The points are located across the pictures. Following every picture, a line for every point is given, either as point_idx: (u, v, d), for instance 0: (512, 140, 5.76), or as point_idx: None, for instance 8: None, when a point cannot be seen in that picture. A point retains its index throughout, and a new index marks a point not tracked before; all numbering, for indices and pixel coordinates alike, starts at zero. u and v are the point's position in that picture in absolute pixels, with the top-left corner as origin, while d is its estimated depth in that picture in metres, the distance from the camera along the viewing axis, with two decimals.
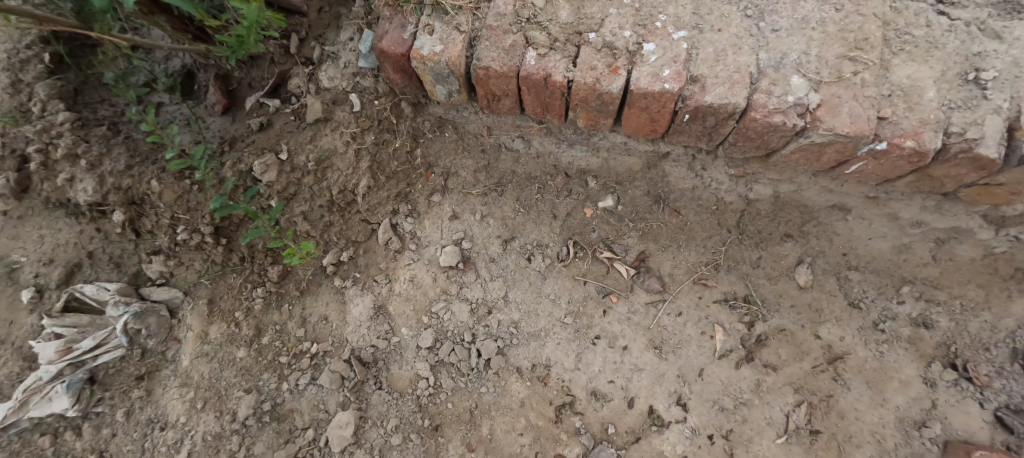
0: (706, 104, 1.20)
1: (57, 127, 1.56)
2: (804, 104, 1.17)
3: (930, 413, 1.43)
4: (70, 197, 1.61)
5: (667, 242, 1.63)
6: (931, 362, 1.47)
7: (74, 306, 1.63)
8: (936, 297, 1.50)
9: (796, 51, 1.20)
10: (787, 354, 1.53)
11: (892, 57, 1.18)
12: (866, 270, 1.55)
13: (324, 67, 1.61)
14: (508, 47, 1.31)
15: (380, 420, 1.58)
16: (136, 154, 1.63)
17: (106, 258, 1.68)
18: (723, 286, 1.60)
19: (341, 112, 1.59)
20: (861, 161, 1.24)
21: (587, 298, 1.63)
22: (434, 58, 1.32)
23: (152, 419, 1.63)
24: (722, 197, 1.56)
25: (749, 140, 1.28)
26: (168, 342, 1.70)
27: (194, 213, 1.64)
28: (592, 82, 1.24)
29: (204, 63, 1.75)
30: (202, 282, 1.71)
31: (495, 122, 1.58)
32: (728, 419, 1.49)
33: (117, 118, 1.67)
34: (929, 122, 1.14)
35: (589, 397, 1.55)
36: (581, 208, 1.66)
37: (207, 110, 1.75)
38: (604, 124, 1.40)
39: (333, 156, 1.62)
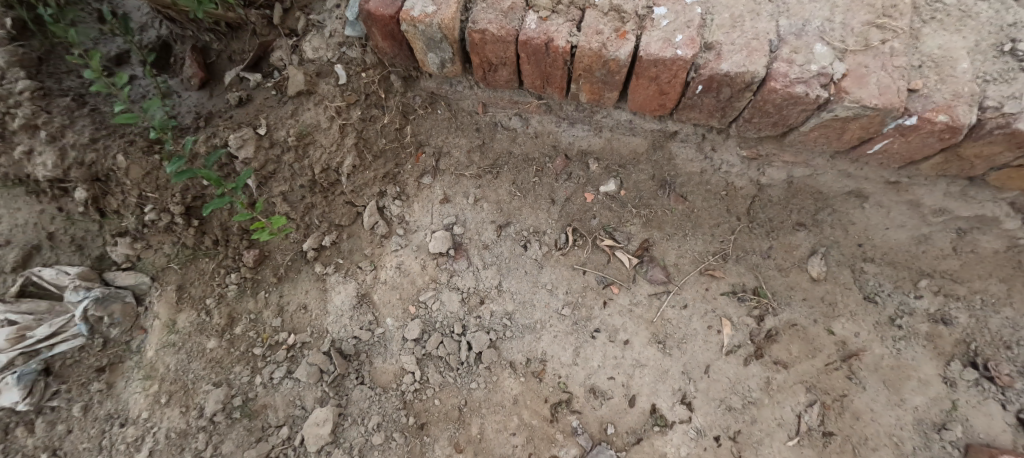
0: (722, 73, 1.11)
1: (15, 96, 1.38)
2: (829, 74, 1.09)
3: (951, 415, 1.32)
4: (27, 172, 1.45)
5: (673, 230, 1.53)
6: (950, 361, 1.37)
7: (31, 291, 1.50)
8: (955, 292, 1.40)
9: (819, 18, 1.13)
10: (799, 351, 1.42)
11: (922, 26, 1.11)
12: (882, 262, 1.45)
13: (308, 37, 1.48)
14: (506, 9, 1.21)
15: (361, 417, 1.45)
16: (102, 127, 1.46)
17: (67, 240, 1.54)
18: (731, 277, 1.50)
19: (325, 85, 1.47)
20: (886, 139, 1.15)
21: (586, 288, 1.52)
22: (425, 21, 1.22)
23: (112, 415, 1.48)
24: (732, 182, 1.47)
25: (767, 115, 1.19)
26: (133, 332, 1.56)
27: (164, 192, 1.49)
28: (598, 47, 1.15)
29: (180, 34, 1.61)
30: (171, 267, 1.58)
31: (491, 97, 1.48)
32: (737, 419, 1.39)
33: (84, 89, 1.49)
34: (962, 95, 1.06)
35: (588, 395, 1.43)
36: (581, 193, 1.56)
37: (182, 84, 1.60)
38: (609, 98, 1.30)
39: (316, 131, 1.50)
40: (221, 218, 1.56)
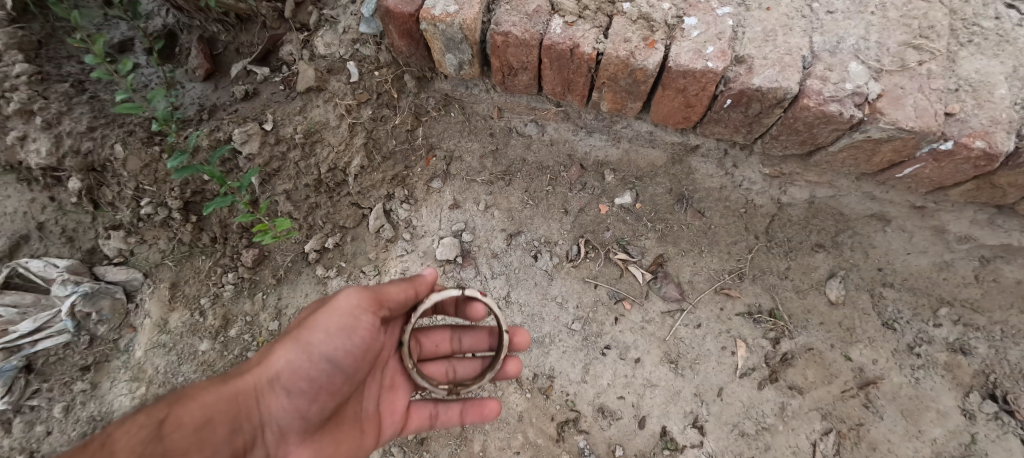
0: (753, 88, 1.08)
1: (11, 80, 1.32)
2: (863, 94, 1.06)
3: (970, 449, 1.27)
4: (20, 159, 1.39)
5: (688, 247, 1.48)
6: (969, 392, 1.31)
7: (16, 283, 1.43)
8: (975, 322, 1.36)
9: (854, 36, 1.10)
10: (815, 376, 1.37)
11: (960, 49, 1.08)
12: (902, 288, 1.41)
13: (320, 33, 1.43)
14: (531, 13, 1.17)
15: None
16: (101, 115, 1.39)
17: (57, 231, 1.47)
18: (747, 297, 1.45)
19: (336, 82, 1.42)
20: (918, 163, 1.12)
21: (597, 303, 1.47)
22: (446, 20, 1.18)
23: (94, 417, 1.42)
24: (752, 199, 1.44)
25: (795, 133, 1.16)
26: (122, 330, 1.49)
27: (162, 185, 1.43)
28: (625, 56, 1.11)
29: (187, 24, 1.55)
30: (165, 264, 1.52)
31: (507, 102, 1.44)
32: (750, 445, 1.33)
33: (84, 76, 1.42)
34: (1000, 121, 1.03)
35: (596, 414, 1.37)
36: (595, 204, 1.52)
37: (187, 75, 1.54)
38: (631, 108, 1.27)
39: (324, 129, 1.44)
40: (220, 215, 1.50)
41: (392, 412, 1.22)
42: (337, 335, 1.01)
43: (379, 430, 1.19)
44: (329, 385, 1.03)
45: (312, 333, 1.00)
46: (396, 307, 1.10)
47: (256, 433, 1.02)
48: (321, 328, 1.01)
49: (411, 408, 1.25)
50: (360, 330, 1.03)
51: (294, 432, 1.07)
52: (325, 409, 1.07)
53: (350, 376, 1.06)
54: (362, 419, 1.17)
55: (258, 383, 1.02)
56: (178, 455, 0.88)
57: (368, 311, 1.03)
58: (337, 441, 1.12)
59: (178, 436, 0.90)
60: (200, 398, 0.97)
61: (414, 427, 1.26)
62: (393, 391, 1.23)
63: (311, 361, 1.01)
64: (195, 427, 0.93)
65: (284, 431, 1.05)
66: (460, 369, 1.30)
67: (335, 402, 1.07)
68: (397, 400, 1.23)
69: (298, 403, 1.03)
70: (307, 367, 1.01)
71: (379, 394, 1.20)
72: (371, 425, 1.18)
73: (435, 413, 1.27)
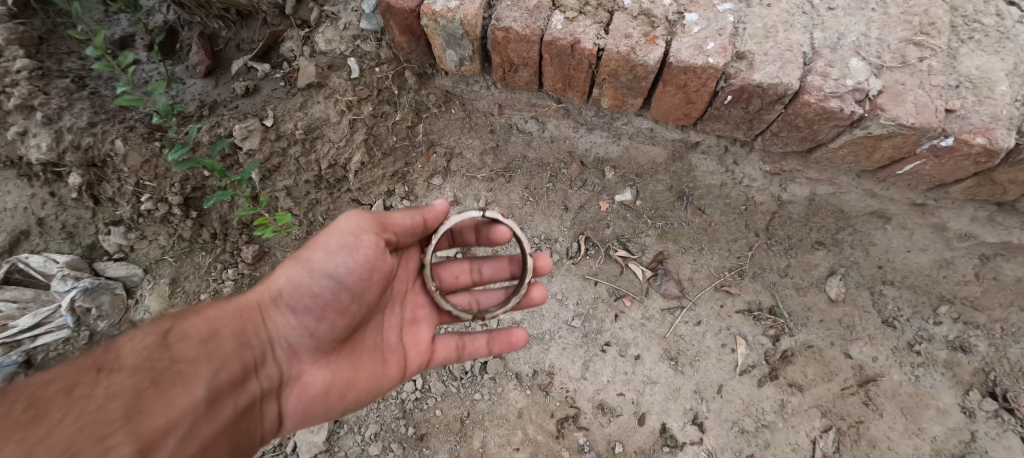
0: (754, 83, 1.08)
1: (12, 75, 1.32)
2: (864, 90, 1.06)
3: (970, 447, 1.27)
4: (21, 154, 1.39)
5: (689, 244, 1.48)
6: (969, 390, 1.31)
7: (16, 278, 1.43)
8: (976, 320, 1.36)
9: (855, 33, 1.10)
10: (815, 373, 1.36)
11: (960, 45, 1.09)
12: (902, 286, 1.41)
13: (321, 29, 1.43)
14: (531, 8, 1.17)
15: (358, 425, 1.39)
16: (102, 111, 1.39)
17: (58, 226, 1.48)
18: (748, 294, 1.45)
19: (337, 78, 1.42)
20: (918, 160, 1.12)
21: (597, 300, 1.47)
22: (447, 15, 1.18)
23: None
24: (752, 196, 1.44)
25: (796, 130, 1.16)
26: (122, 326, 1.48)
27: (163, 181, 1.43)
28: (626, 51, 1.11)
29: (188, 20, 1.55)
30: (165, 259, 1.52)
31: (508, 99, 1.44)
32: (749, 442, 1.33)
33: (85, 71, 1.42)
34: (1000, 118, 1.03)
35: (596, 411, 1.37)
36: (596, 202, 1.52)
37: (187, 71, 1.54)
38: (632, 104, 1.27)
39: (324, 125, 1.45)
40: (221, 210, 1.50)
41: (417, 344, 1.19)
42: (339, 252, 0.98)
43: (402, 360, 1.16)
44: (337, 302, 0.99)
45: (312, 251, 0.98)
46: (404, 232, 1.08)
47: (267, 350, 1.01)
48: (322, 245, 0.99)
49: (436, 341, 1.21)
50: (363, 247, 0.99)
51: (307, 352, 1.04)
52: (337, 329, 1.03)
53: (357, 297, 1.02)
54: (382, 348, 1.14)
55: (264, 301, 1.01)
56: (183, 362, 0.89)
57: (371, 229, 1.01)
58: (356, 366, 1.09)
59: (183, 347, 0.90)
60: (207, 313, 0.98)
61: (442, 359, 1.21)
62: (415, 323, 1.21)
63: (312, 278, 0.98)
64: (201, 338, 0.93)
65: (296, 349, 1.03)
66: (484, 298, 1.30)
67: (346, 324, 1.04)
68: (420, 332, 1.20)
69: (305, 322, 1.01)
70: (308, 285, 0.98)
71: (400, 327, 1.19)
72: (393, 356, 1.15)
73: (462, 347, 1.22)
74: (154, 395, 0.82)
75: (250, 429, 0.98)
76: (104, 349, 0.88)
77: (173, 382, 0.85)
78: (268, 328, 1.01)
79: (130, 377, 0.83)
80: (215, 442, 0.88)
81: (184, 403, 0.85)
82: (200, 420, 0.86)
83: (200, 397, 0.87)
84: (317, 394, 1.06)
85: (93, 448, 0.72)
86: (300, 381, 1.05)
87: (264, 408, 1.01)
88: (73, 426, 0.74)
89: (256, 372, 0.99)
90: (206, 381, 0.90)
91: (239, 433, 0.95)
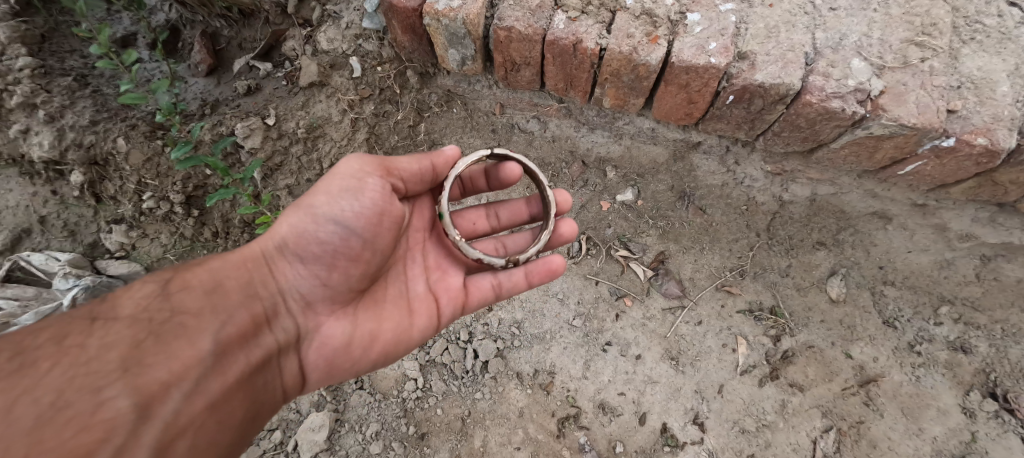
0: (756, 84, 1.08)
1: (14, 73, 1.32)
2: (866, 90, 1.06)
3: (970, 447, 1.27)
4: (23, 152, 1.39)
5: (690, 244, 1.49)
6: (969, 390, 1.31)
7: (18, 277, 1.42)
8: (976, 320, 1.36)
9: (856, 33, 1.10)
10: (816, 374, 1.36)
11: (962, 46, 1.09)
12: (903, 286, 1.41)
13: (323, 28, 1.43)
14: (534, 8, 1.17)
15: (359, 424, 1.39)
16: (104, 109, 1.40)
17: (59, 224, 1.48)
18: (749, 295, 1.45)
19: (339, 77, 1.43)
20: (920, 160, 1.12)
21: (598, 299, 1.47)
22: (450, 14, 1.18)
23: None
24: (753, 197, 1.44)
25: (797, 130, 1.16)
26: None
27: (165, 179, 1.43)
28: (628, 51, 1.11)
29: (190, 19, 1.55)
30: (167, 258, 1.52)
31: (510, 98, 1.44)
32: (750, 442, 1.33)
33: (87, 70, 1.42)
34: (1002, 119, 1.04)
35: (597, 410, 1.37)
36: (597, 201, 1.52)
37: (189, 70, 1.54)
38: (633, 104, 1.27)
39: (326, 124, 1.45)
40: (223, 209, 1.50)
41: (446, 289, 1.16)
42: (342, 196, 0.97)
43: (430, 307, 1.14)
44: (346, 248, 0.97)
45: (314, 196, 0.98)
46: (410, 178, 1.07)
47: (278, 303, 1.00)
48: (323, 191, 0.98)
49: (468, 284, 1.18)
50: (366, 191, 0.98)
51: (323, 303, 1.03)
52: (351, 277, 1.02)
53: (368, 242, 1.00)
54: (406, 296, 1.13)
55: (269, 252, 1.01)
56: (185, 314, 0.88)
57: (373, 172, 1.00)
58: (378, 315, 1.08)
59: (186, 299, 0.90)
60: (211, 266, 0.98)
61: (477, 302, 1.19)
62: (441, 271, 1.19)
63: (316, 224, 0.97)
64: (204, 291, 0.93)
65: (310, 299, 1.02)
66: (510, 241, 1.30)
67: (360, 271, 1.03)
68: (448, 278, 1.18)
69: (315, 270, 1.00)
70: (313, 231, 0.98)
71: (426, 275, 1.17)
72: (421, 303, 1.14)
73: (497, 286, 1.19)
74: (154, 346, 0.82)
75: (267, 385, 0.96)
76: (108, 302, 0.89)
77: (173, 333, 0.84)
78: (276, 280, 1.01)
79: (130, 328, 0.84)
80: (225, 397, 0.86)
81: (188, 355, 0.83)
82: (206, 373, 0.84)
83: (204, 349, 0.85)
84: (340, 345, 1.04)
85: (87, 398, 0.72)
86: (319, 333, 1.03)
87: (284, 362, 1.00)
88: (67, 376, 0.74)
89: (268, 325, 0.98)
90: (212, 333, 0.88)
91: (255, 388, 0.93)
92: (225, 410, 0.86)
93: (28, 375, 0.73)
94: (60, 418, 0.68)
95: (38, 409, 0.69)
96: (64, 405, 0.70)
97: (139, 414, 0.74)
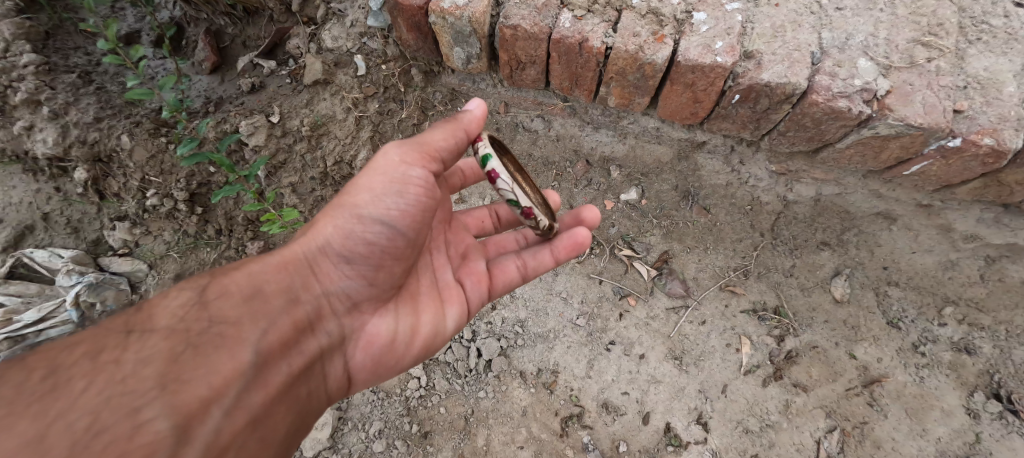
0: (762, 83, 1.08)
1: (19, 70, 1.33)
2: (872, 90, 1.06)
3: (974, 449, 1.26)
4: (27, 149, 1.39)
5: (694, 243, 1.48)
6: (974, 391, 1.30)
7: (20, 273, 1.43)
8: (980, 321, 1.35)
9: (863, 33, 1.10)
10: (819, 374, 1.36)
11: (969, 47, 1.09)
12: (907, 287, 1.41)
13: (328, 26, 1.43)
14: (540, 6, 1.17)
15: (362, 422, 1.39)
16: (108, 106, 1.40)
17: (63, 222, 1.47)
18: (752, 295, 1.45)
19: (343, 75, 1.43)
20: (925, 161, 1.12)
21: (602, 299, 1.47)
22: (456, 13, 1.18)
23: None
24: (757, 196, 1.44)
25: (803, 129, 1.16)
26: None
27: (169, 176, 1.43)
28: (634, 50, 1.11)
29: (195, 16, 1.55)
30: (170, 255, 1.51)
31: (514, 97, 1.44)
32: (754, 443, 1.32)
33: (91, 67, 1.44)
34: (1008, 119, 1.03)
35: (600, 410, 1.36)
36: (601, 200, 1.52)
37: (194, 68, 1.54)
38: (638, 103, 1.27)
39: (331, 122, 1.45)
40: (227, 207, 1.50)
41: (471, 274, 1.19)
42: (388, 193, 0.93)
43: (462, 297, 1.15)
44: (391, 247, 0.95)
45: (359, 194, 0.93)
46: (449, 159, 1.00)
47: (321, 305, 0.94)
48: (366, 188, 0.93)
49: (494, 270, 1.21)
50: (411, 187, 0.94)
51: (366, 302, 1.00)
52: (396, 275, 1.01)
53: (411, 239, 0.98)
54: (439, 288, 1.13)
55: (311, 252, 0.95)
56: (225, 323, 0.82)
57: (417, 164, 0.94)
58: (416, 310, 1.07)
59: (225, 306, 0.84)
60: (250, 269, 0.91)
61: (504, 287, 1.21)
62: (465, 259, 1.21)
63: (361, 222, 0.93)
64: (243, 296, 0.86)
65: (353, 299, 0.98)
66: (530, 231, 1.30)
67: (401, 267, 1.01)
68: (471, 264, 1.20)
69: (360, 269, 0.96)
70: (357, 229, 0.93)
71: (453, 265, 1.18)
72: (453, 294, 1.14)
73: (523, 267, 1.20)
74: (193, 360, 0.75)
75: (312, 392, 0.92)
76: (142, 311, 0.83)
77: (212, 345, 0.78)
78: (319, 281, 0.95)
79: (165, 340, 0.77)
80: (267, 411, 0.81)
81: (228, 368, 0.77)
82: (248, 386, 0.78)
83: (246, 360, 0.79)
84: (384, 343, 1.02)
85: (123, 421, 0.66)
86: (363, 333, 1.00)
87: (330, 365, 0.96)
88: (102, 397, 0.68)
89: (312, 329, 0.92)
90: (253, 343, 0.82)
91: (298, 397, 0.88)
92: (267, 423, 0.81)
93: (60, 396, 0.68)
94: (96, 444, 0.63)
95: (73, 435, 0.63)
96: (99, 430, 0.64)
97: (181, 435, 0.69)
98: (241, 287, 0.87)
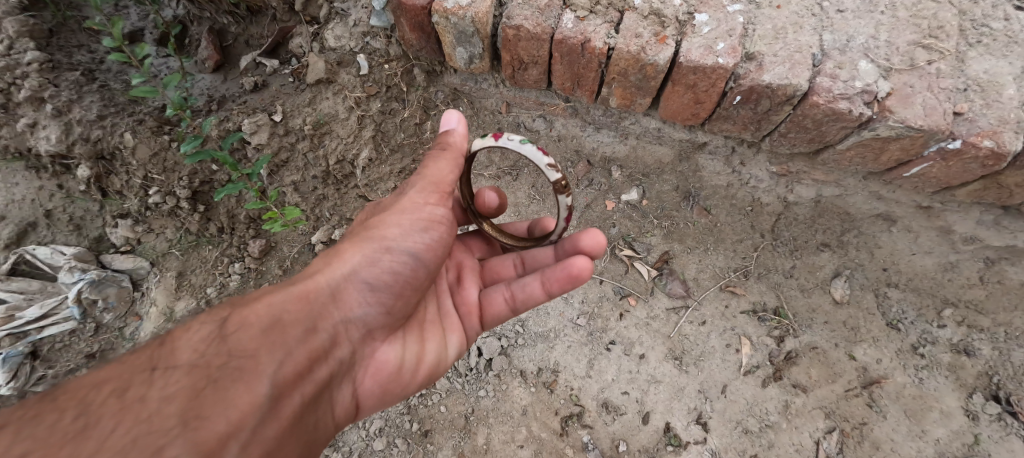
0: (763, 84, 1.09)
1: (23, 67, 1.33)
2: (872, 91, 1.06)
3: (973, 450, 1.27)
4: (30, 146, 1.39)
5: (695, 244, 1.49)
6: (973, 393, 1.31)
7: (22, 270, 1.43)
8: (979, 323, 1.36)
9: (863, 35, 1.11)
10: (819, 375, 1.37)
11: (969, 49, 1.09)
12: (907, 288, 1.41)
13: (331, 25, 1.43)
14: (543, 7, 1.17)
15: (363, 421, 1.39)
16: (111, 104, 1.40)
17: (65, 219, 1.47)
18: (753, 295, 1.45)
19: (346, 74, 1.43)
20: (926, 162, 1.13)
21: (602, 298, 1.47)
22: (459, 13, 1.19)
23: None
24: (758, 197, 1.44)
25: (804, 130, 1.16)
26: (128, 318, 1.49)
27: (171, 174, 1.43)
28: (636, 51, 1.12)
29: (198, 15, 1.56)
30: (172, 253, 1.52)
31: (516, 97, 1.44)
32: (754, 443, 1.33)
33: (94, 65, 1.44)
34: (1008, 121, 1.04)
35: (600, 409, 1.37)
36: (602, 201, 1.53)
37: (197, 66, 1.55)
38: (640, 104, 1.27)
39: (333, 121, 1.45)
40: (229, 205, 1.51)
41: (463, 304, 1.19)
42: (414, 229, 0.94)
43: (460, 325, 1.16)
44: (412, 278, 0.95)
45: (387, 227, 0.93)
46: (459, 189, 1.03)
47: (338, 333, 0.91)
48: (393, 222, 0.94)
49: (484, 299, 1.20)
50: (438, 224, 0.96)
51: (379, 330, 0.98)
52: (410, 304, 1.00)
53: (428, 271, 0.99)
54: (439, 316, 1.13)
55: (333, 282, 0.91)
56: (246, 355, 0.78)
57: (439, 201, 0.98)
58: (421, 338, 1.07)
59: (244, 338, 0.80)
60: (269, 298, 0.87)
61: (495, 316, 1.21)
62: (460, 284, 1.22)
63: (385, 254, 0.92)
64: (262, 327, 0.82)
65: (369, 328, 0.96)
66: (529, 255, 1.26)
67: (416, 297, 1.00)
68: (465, 292, 1.20)
69: (379, 298, 0.94)
70: (382, 261, 0.92)
71: (450, 291, 1.19)
72: (450, 323, 1.15)
73: (510, 299, 1.18)
74: (214, 395, 0.72)
75: (319, 420, 0.89)
76: (166, 346, 0.80)
77: (232, 378, 0.75)
78: (338, 309, 0.91)
79: (188, 375, 0.74)
80: (280, 443, 0.79)
81: (247, 401, 0.74)
82: (265, 418, 0.76)
83: (264, 393, 0.76)
84: (392, 370, 1.01)
85: None
86: (373, 360, 0.99)
87: (339, 393, 0.94)
88: (129, 436, 0.65)
89: (327, 360, 0.90)
90: (271, 376, 0.78)
91: (306, 427, 0.86)
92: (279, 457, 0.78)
93: (89, 436, 0.64)
94: None
95: None
96: None
97: None
98: (262, 317, 0.83)
